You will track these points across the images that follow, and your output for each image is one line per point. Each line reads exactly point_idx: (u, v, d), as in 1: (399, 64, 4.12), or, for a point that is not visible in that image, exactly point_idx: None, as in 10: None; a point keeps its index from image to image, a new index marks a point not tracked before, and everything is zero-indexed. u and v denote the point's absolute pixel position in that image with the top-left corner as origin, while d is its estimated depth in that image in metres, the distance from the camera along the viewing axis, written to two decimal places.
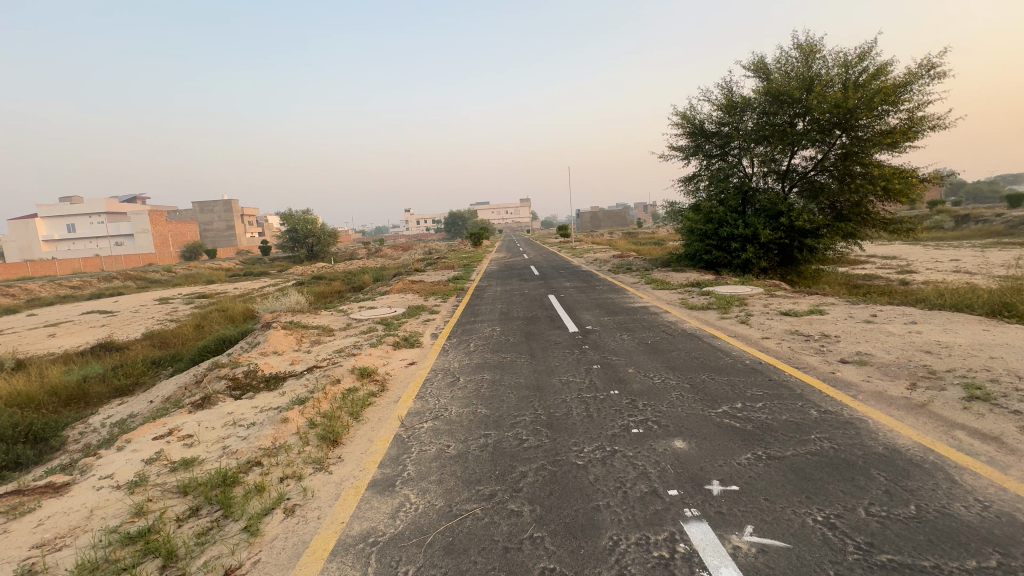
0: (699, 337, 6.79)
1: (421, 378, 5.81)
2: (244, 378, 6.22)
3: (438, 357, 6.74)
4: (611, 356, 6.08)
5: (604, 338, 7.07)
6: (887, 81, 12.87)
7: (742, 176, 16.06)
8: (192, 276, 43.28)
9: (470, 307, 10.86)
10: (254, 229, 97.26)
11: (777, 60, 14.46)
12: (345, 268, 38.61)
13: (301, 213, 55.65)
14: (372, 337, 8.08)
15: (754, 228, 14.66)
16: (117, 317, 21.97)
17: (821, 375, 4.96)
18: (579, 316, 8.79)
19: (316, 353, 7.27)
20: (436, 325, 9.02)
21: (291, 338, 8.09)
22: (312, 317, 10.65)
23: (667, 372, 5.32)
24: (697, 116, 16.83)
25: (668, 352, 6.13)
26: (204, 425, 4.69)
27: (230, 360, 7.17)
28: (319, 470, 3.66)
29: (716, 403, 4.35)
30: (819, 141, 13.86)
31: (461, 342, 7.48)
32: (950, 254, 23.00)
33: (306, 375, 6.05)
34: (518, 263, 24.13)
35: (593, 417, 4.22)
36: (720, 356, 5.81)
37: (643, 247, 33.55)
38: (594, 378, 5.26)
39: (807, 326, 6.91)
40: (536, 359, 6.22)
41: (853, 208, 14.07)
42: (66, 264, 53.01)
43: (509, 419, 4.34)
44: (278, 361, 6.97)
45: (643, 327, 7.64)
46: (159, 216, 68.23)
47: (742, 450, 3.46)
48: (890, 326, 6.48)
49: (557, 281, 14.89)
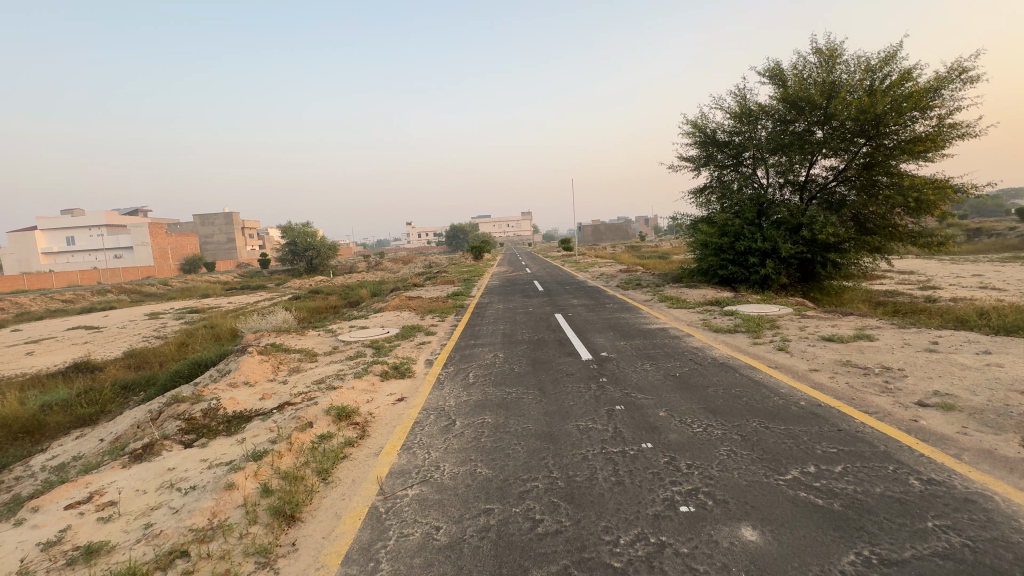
0: (736, 369, 5.84)
1: (410, 422, 4.85)
2: (201, 419, 5.26)
3: (432, 391, 5.80)
4: (635, 393, 5.13)
5: (623, 368, 6.13)
6: (915, 86, 12.07)
7: (757, 187, 15.27)
8: (187, 289, 42.43)
9: (469, 328, 9.93)
10: (254, 242, 96.69)
11: (795, 66, 13.79)
12: (344, 282, 37.83)
13: (302, 226, 55.14)
14: (358, 365, 7.13)
15: (773, 242, 13.77)
16: (102, 333, 21.00)
17: (902, 426, 4.00)
18: (592, 340, 7.86)
19: (291, 386, 6.30)
20: (432, 349, 8.10)
21: (266, 366, 7.13)
22: (297, 339, 9.72)
23: (707, 417, 4.38)
24: (709, 124, 16.16)
25: (702, 388, 5.18)
26: (131, 490, 3.72)
27: (191, 394, 6.21)
28: (262, 568, 2.70)
29: (782, 466, 3.40)
30: (842, 150, 13.03)
31: (459, 372, 6.55)
32: (970, 269, 22.12)
33: (274, 416, 5.11)
34: (520, 277, 23.19)
35: (625, 486, 3.27)
36: (767, 395, 4.85)
37: (648, 260, 32.84)
38: (619, 425, 4.30)
39: (860, 356, 5.94)
40: (546, 395, 5.27)
41: (878, 221, 13.23)
42: (62, 276, 52.20)
43: (516, 485, 3.39)
44: (246, 395, 6.01)
45: (667, 355, 6.69)
46: (159, 228, 67.71)
47: (840, 548, 2.52)
48: (961, 357, 5.53)
49: (563, 297, 14.00)
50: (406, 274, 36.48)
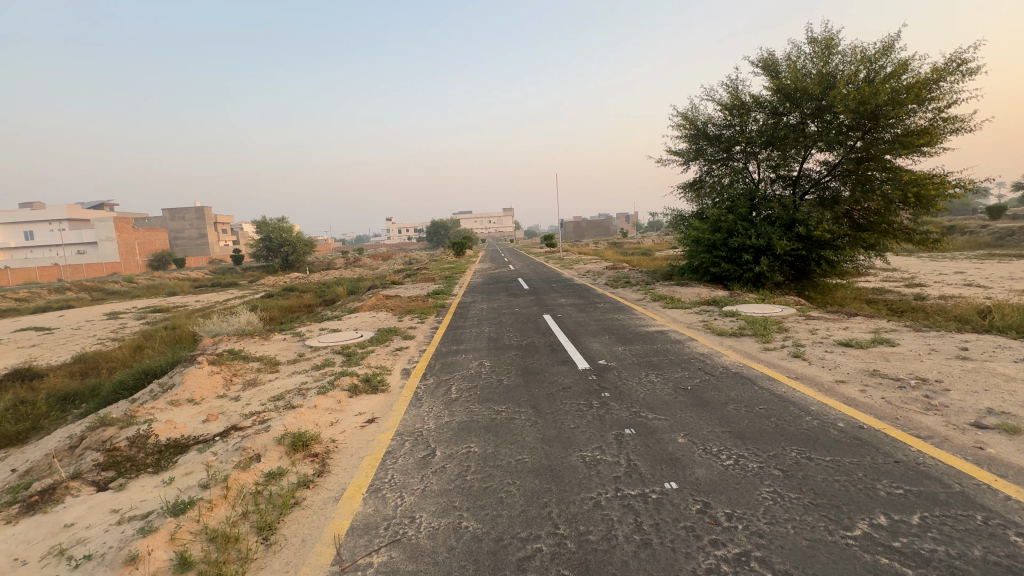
0: (752, 380, 5.19)
1: (380, 452, 4.05)
2: (125, 450, 4.35)
3: (409, 409, 5.00)
4: (645, 412, 4.42)
5: (626, 381, 5.42)
6: (914, 78, 11.66)
7: (749, 181, 14.79)
8: (153, 287, 40.30)
9: (451, 331, 9.11)
10: (228, 237, 93.53)
11: (790, 56, 13.33)
12: (320, 279, 36.36)
13: (277, 221, 53.24)
14: (324, 376, 6.26)
15: (768, 238, 13.27)
16: (53, 335, 19.40)
17: (968, 455, 3.36)
18: (587, 346, 7.16)
19: (243, 405, 5.41)
20: (409, 356, 7.27)
21: (216, 379, 6.20)
22: (259, 345, 8.75)
23: (735, 444, 3.69)
24: (700, 117, 15.63)
25: (721, 406, 4.50)
26: (7, 561, 2.84)
27: (122, 415, 5.27)
28: None
29: (846, 517, 2.72)
30: (837, 144, 12.58)
31: (439, 385, 5.76)
32: (951, 266, 22.25)
33: (215, 446, 4.24)
34: (504, 274, 22.39)
35: (654, 550, 2.54)
36: (797, 415, 4.19)
37: (632, 257, 32.47)
38: (632, 457, 3.58)
39: (887, 365, 5.34)
40: (542, 416, 4.51)
41: (874, 217, 12.81)
42: (19, 274, 49.25)
43: (514, 549, 2.63)
44: (187, 417, 5.11)
45: (672, 364, 6.01)
46: (125, 222, 64.68)
47: None
48: (999, 366, 4.97)
49: (550, 296, 13.26)
50: (386, 270, 35.33)
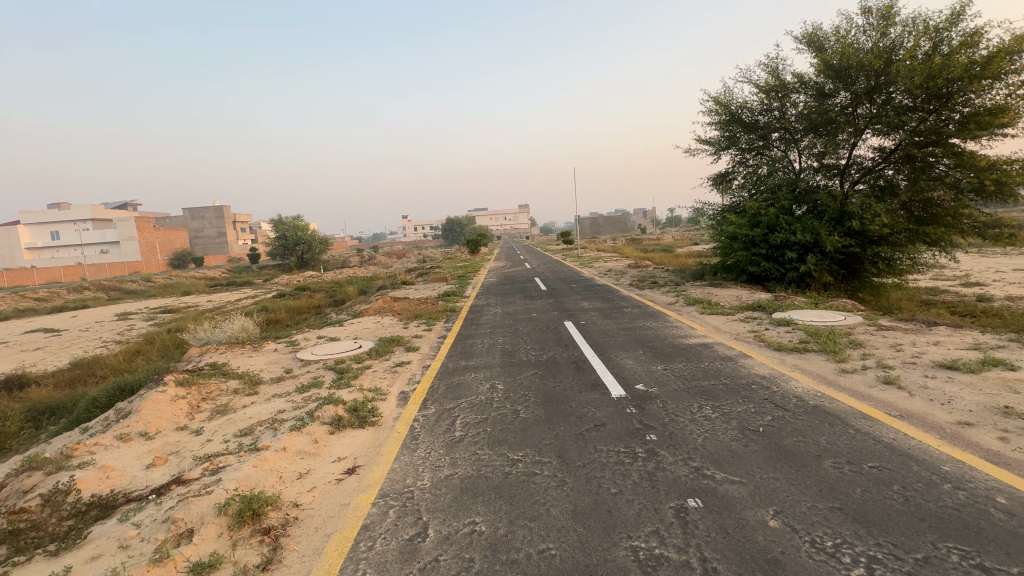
0: (844, 421, 3.98)
1: (354, 527, 2.98)
2: (36, 513, 3.39)
3: (400, 455, 3.94)
4: (710, 471, 3.29)
5: (675, 416, 4.28)
6: (991, 48, 10.16)
7: (790, 171, 13.41)
8: (169, 286, 40.23)
9: (460, 342, 8.08)
10: (246, 236, 94.19)
11: (840, 29, 11.91)
12: (334, 278, 35.73)
13: (292, 219, 52.98)
14: (306, 403, 5.23)
15: (815, 234, 11.89)
16: (61, 337, 18.98)
17: None
18: (619, 363, 6.02)
19: (203, 442, 4.43)
20: (410, 375, 6.22)
21: (180, 406, 5.24)
22: (245, 357, 7.80)
23: (857, 536, 2.54)
24: (734, 101, 14.26)
25: (815, 461, 3.32)
26: None
27: (56, 455, 4.33)
28: None
29: None
30: (896, 126, 11.12)
31: (441, 418, 4.67)
32: (1011, 262, 20.25)
33: (141, 512, 3.22)
34: (521, 274, 21.23)
35: None
36: (932, 482, 3.00)
37: (653, 254, 31.01)
38: (708, 557, 2.44)
39: (1021, 400, 4.09)
40: (571, 472, 3.42)
41: (938, 209, 11.33)
42: (44, 273, 50.05)
43: None
44: (131, 459, 4.14)
45: (730, 392, 4.81)
46: (146, 222, 65.43)
47: None
48: None
49: (571, 299, 12.11)
50: (399, 269, 34.51)
